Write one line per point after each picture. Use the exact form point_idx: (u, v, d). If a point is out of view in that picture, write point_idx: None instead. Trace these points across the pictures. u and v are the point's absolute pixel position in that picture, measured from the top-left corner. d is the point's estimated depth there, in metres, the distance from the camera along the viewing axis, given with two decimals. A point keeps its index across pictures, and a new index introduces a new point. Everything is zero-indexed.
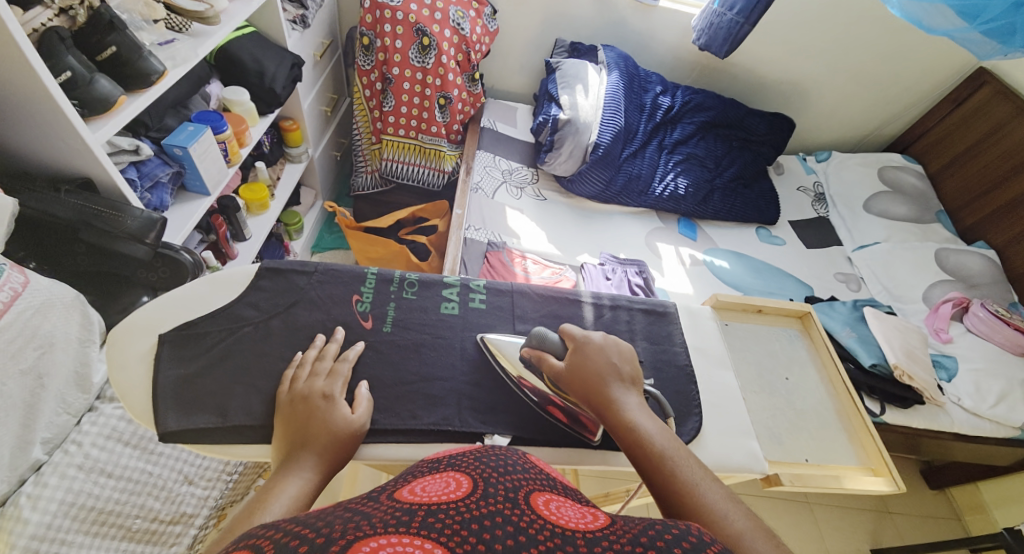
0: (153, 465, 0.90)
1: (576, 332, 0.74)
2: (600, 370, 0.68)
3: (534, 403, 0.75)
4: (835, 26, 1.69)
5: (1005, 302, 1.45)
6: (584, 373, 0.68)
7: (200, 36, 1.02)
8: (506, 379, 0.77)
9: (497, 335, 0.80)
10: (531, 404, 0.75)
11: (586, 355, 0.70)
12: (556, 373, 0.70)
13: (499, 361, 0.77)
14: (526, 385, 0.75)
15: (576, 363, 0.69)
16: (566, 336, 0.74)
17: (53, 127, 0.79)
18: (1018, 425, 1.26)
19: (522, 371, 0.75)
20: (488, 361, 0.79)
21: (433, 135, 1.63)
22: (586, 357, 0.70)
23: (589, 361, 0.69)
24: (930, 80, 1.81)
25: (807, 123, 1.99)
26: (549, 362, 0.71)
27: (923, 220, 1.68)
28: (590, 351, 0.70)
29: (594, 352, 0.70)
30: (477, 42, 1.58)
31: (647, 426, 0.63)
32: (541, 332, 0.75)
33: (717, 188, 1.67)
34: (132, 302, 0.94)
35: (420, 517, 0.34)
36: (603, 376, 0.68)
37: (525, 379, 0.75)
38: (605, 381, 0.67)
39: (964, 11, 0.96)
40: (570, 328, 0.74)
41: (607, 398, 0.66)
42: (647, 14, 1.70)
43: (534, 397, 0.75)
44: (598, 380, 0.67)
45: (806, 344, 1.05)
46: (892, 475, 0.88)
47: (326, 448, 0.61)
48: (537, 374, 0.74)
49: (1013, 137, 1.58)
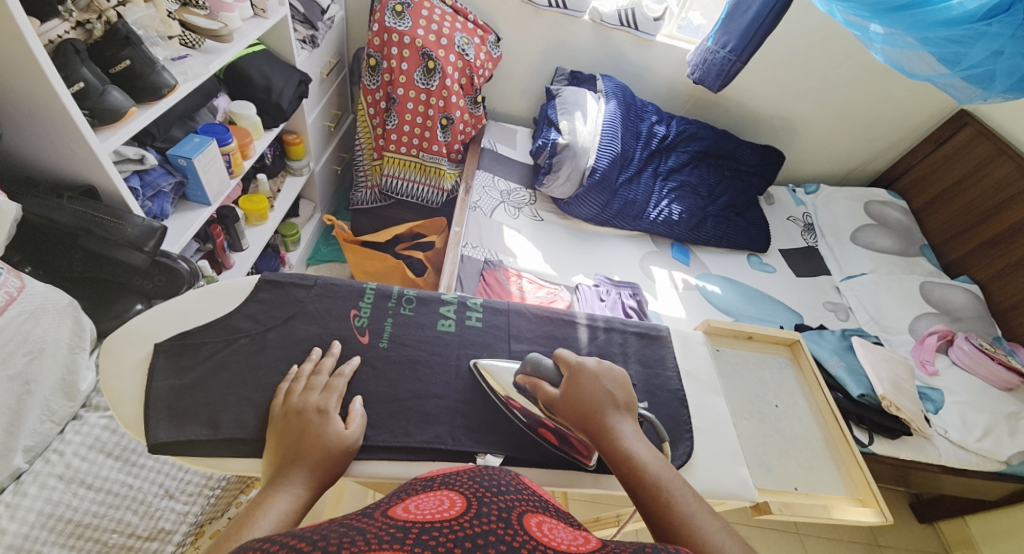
0: (134, 477, 0.88)
1: (571, 358, 0.73)
2: (596, 400, 0.68)
3: (523, 423, 0.74)
4: (825, 66, 1.76)
5: (989, 336, 1.48)
6: (579, 402, 0.68)
7: (212, 53, 1.04)
8: (494, 399, 0.77)
9: (491, 360, 0.79)
10: (521, 426, 0.75)
11: (581, 385, 0.70)
12: (551, 401, 0.69)
13: (488, 380, 0.77)
14: (515, 405, 0.74)
15: (571, 392, 0.69)
16: (560, 362, 0.74)
17: (60, 135, 0.79)
18: (1004, 458, 1.28)
19: (511, 392, 0.75)
20: (478, 383, 0.78)
21: (434, 154, 1.66)
22: (580, 386, 0.70)
23: (584, 391, 0.69)
24: (915, 120, 1.88)
25: (797, 156, 2.05)
26: (544, 391, 0.70)
27: (908, 253, 1.73)
28: (585, 381, 0.70)
29: (588, 382, 0.70)
30: (481, 67, 1.63)
31: (643, 454, 0.64)
32: (536, 358, 0.74)
33: (710, 215, 1.71)
34: (125, 309, 0.93)
35: (414, 534, 0.34)
36: (599, 405, 0.68)
37: (513, 400, 0.75)
38: (601, 409, 0.67)
39: (945, 59, 1.00)
40: (565, 354, 0.74)
41: (604, 427, 0.66)
42: (645, 48, 1.76)
43: (522, 417, 0.74)
44: (594, 409, 0.67)
45: (796, 372, 1.06)
46: (880, 506, 0.89)
47: (319, 463, 0.60)
48: (528, 396, 0.74)
49: (993, 177, 1.64)
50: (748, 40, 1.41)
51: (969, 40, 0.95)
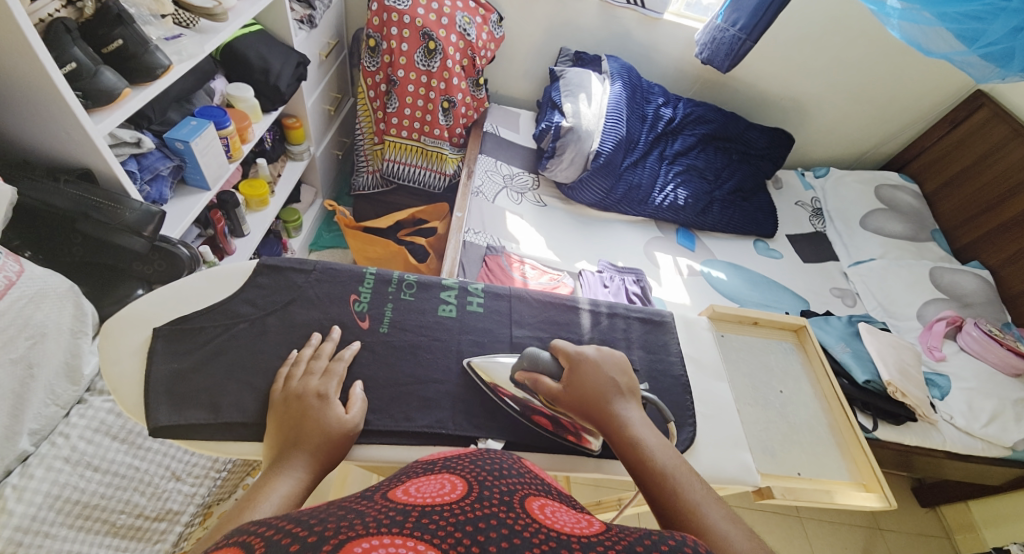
0: (140, 460, 0.89)
1: (569, 348, 0.72)
2: (600, 388, 0.67)
3: (516, 412, 0.74)
4: (836, 45, 1.72)
5: (998, 322, 1.46)
6: (583, 392, 0.67)
7: (207, 32, 1.02)
8: (483, 387, 0.76)
9: (483, 359, 0.77)
10: (514, 415, 0.74)
11: (583, 374, 0.69)
12: (553, 395, 0.68)
13: (482, 376, 0.76)
14: (505, 393, 0.74)
15: (573, 382, 0.68)
16: (559, 354, 0.73)
17: (55, 117, 0.78)
18: (1010, 444, 1.27)
19: (500, 381, 0.74)
20: (472, 380, 0.76)
21: (436, 138, 1.64)
22: (583, 376, 0.69)
23: (587, 380, 0.68)
24: (928, 101, 1.83)
25: (806, 139, 2.01)
26: (545, 385, 0.69)
27: (919, 238, 1.70)
28: (586, 369, 0.69)
29: (590, 370, 0.69)
30: (483, 48, 1.60)
31: (649, 441, 0.63)
32: (533, 353, 0.73)
33: (716, 200, 1.68)
34: (127, 294, 0.93)
35: (414, 518, 0.34)
36: (603, 393, 0.67)
37: (503, 388, 0.74)
38: (605, 398, 0.67)
39: (964, 35, 0.97)
40: (563, 346, 0.73)
41: (610, 415, 0.65)
42: (652, 27, 1.71)
43: (514, 406, 0.74)
44: (599, 398, 0.67)
45: (801, 358, 1.05)
46: (883, 492, 0.88)
47: (319, 448, 0.60)
48: (525, 389, 0.73)
49: (1008, 159, 1.60)
50: (758, 18, 1.37)
51: (988, 17, 0.92)
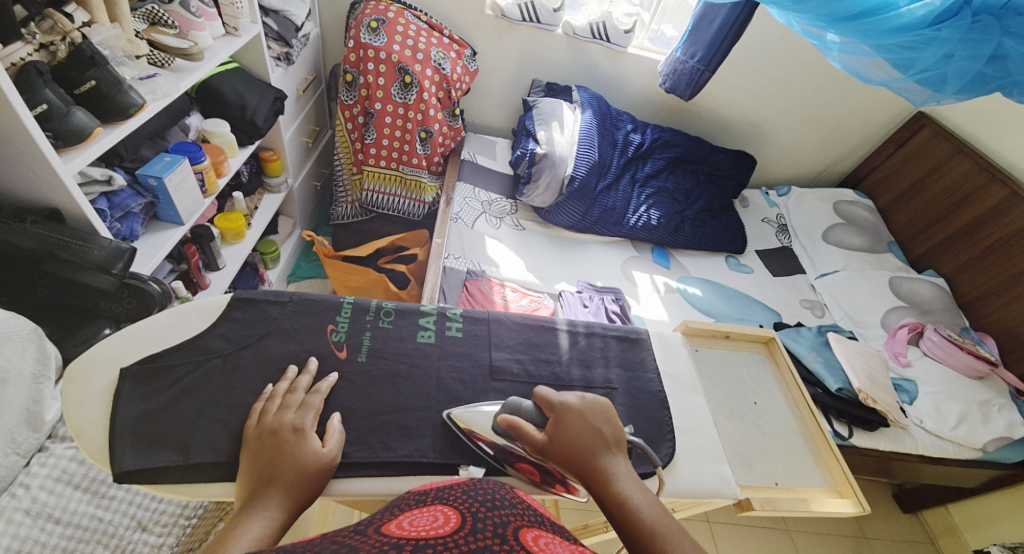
0: (103, 510, 0.84)
1: (552, 397, 0.72)
2: (584, 439, 0.67)
3: (490, 456, 0.72)
4: (789, 74, 1.82)
5: (958, 327, 1.52)
6: (569, 442, 0.67)
7: (182, 71, 1.05)
8: (461, 435, 0.73)
9: (465, 410, 0.74)
10: (487, 458, 0.72)
11: (569, 425, 0.69)
12: (538, 446, 0.67)
13: (465, 429, 0.73)
14: (480, 439, 0.72)
15: (558, 434, 0.68)
16: (542, 403, 0.72)
17: (22, 158, 0.77)
18: (979, 445, 1.32)
19: (477, 426, 0.72)
20: (458, 416, 0.75)
21: (414, 167, 1.66)
22: (568, 426, 0.68)
23: (571, 430, 0.68)
24: (874, 122, 1.95)
25: (768, 160, 2.11)
26: (527, 434, 0.68)
27: (877, 249, 1.78)
28: (571, 420, 0.69)
29: (575, 420, 0.69)
30: (457, 81, 1.65)
31: (637, 498, 0.63)
32: (515, 402, 0.73)
33: (687, 219, 1.74)
34: (93, 334, 0.91)
35: (407, 549, 0.34)
36: (589, 445, 0.67)
37: (478, 433, 0.72)
38: (592, 450, 0.67)
39: (898, 64, 1.04)
40: (546, 393, 0.73)
41: (596, 469, 0.65)
42: (617, 59, 1.80)
43: (489, 450, 0.72)
44: (586, 450, 0.66)
45: (773, 369, 1.08)
46: (857, 497, 0.91)
47: (295, 484, 0.60)
48: (504, 436, 0.71)
49: (952, 174, 1.71)
50: (715, 49, 1.44)
51: (920, 46, 0.99)
